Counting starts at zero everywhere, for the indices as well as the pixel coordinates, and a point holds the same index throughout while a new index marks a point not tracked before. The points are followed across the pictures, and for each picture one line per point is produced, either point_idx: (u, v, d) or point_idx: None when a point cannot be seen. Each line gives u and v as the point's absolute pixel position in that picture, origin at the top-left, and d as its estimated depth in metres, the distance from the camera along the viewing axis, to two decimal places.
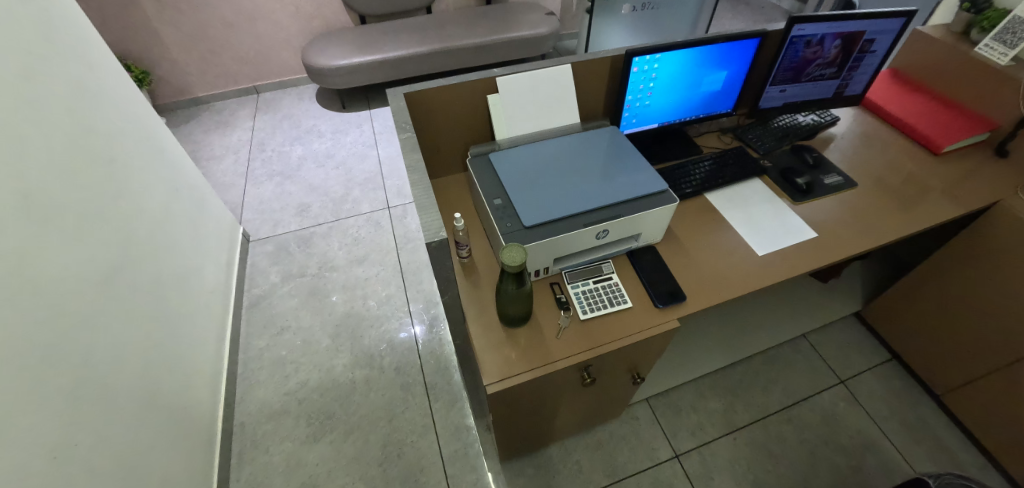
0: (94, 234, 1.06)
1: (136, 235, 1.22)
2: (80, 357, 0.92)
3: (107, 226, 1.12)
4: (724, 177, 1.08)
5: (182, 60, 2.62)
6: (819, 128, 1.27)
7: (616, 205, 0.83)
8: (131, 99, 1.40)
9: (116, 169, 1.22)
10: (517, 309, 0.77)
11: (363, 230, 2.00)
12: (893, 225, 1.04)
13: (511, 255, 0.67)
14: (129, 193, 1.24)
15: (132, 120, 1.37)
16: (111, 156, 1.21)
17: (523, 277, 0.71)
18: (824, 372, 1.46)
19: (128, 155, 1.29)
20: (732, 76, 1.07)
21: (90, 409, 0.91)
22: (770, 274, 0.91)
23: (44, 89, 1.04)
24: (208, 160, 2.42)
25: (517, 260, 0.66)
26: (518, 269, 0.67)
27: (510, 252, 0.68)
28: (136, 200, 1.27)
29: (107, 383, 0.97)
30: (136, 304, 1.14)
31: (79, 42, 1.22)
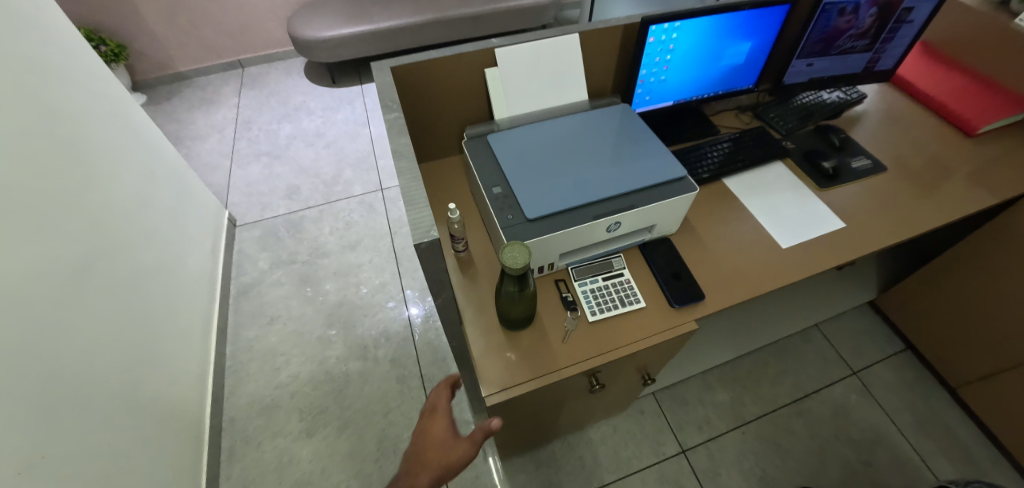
0: (58, 226, 0.97)
1: (108, 224, 1.13)
2: (48, 362, 0.84)
3: (74, 214, 1.03)
4: (744, 160, 0.99)
5: (160, 32, 2.45)
6: (844, 106, 1.17)
7: (628, 194, 0.75)
8: (97, 74, 1.28)
9: (82, 152, 1.11)
10: (519, 312, 0.70)
11: (355, 213, 1.91)
12: (925, 213, 0.96)
13: (513, 255, 0.59)
14: (98, 179, 1.14)
15: (99, 97, 1.26)
16: (76, 137, 1.11)
17: (526, 279, 0.63)
18: (835, 362, 1.40)
19: (95, 136, 1.18)
20: (757, 47, 0.97)
21: (62, 416, 0.84)
22: (795, 269, 0.83)
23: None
24: (192, 140, 2.29)
25: (521, 262, 0.59)
26: (522, 272, 0.59)
27: (511, 252, 0.60)
28: (106, 187, 1.16)
29: (79, 388, 0.89)
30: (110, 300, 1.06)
31: (33, 9, 1.10)
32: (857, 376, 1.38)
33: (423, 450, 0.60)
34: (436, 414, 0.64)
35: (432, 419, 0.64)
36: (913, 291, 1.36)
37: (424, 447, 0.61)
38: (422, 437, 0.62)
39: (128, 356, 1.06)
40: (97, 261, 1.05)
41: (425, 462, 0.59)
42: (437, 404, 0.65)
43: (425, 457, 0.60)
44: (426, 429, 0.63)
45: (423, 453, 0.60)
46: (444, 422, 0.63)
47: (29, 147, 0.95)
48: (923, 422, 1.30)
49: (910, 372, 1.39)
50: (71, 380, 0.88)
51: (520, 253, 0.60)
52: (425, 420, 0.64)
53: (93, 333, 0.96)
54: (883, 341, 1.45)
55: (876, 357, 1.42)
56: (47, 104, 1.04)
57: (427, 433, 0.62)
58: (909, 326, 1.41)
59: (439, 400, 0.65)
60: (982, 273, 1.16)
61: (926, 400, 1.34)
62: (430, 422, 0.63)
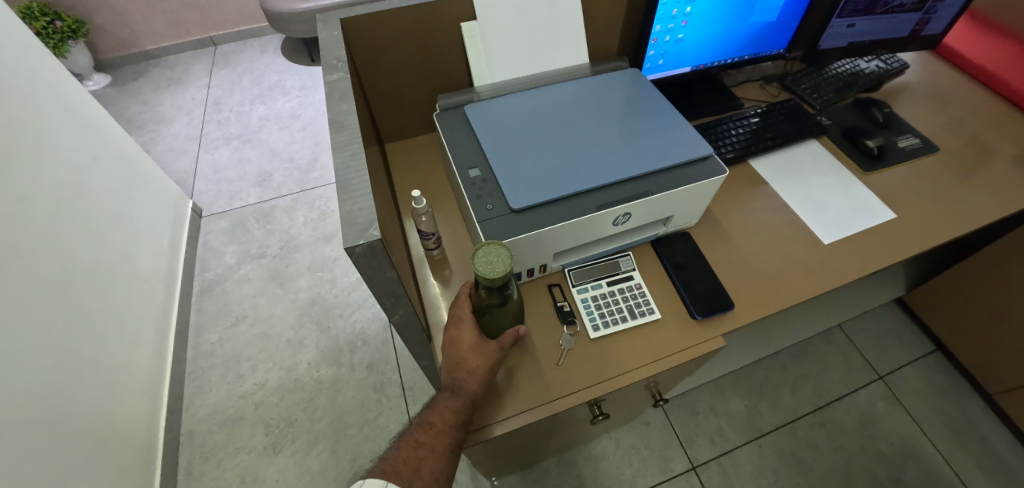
0: None
1: (31, 213, 0.96)
2: None
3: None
4: (773, 136, 0.84)
5: (119, 4, 2.24)
6: (885, 77, 1.01)
7: (641, 178, 0.59)
8: (18, 41, 1.10)
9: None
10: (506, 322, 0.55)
11: (332, 202, 1.75)
12: (986, 201, 0.81)
13: (489, 263, 0.44)
14: (21, 164, 0.97)
15: (22, 66, 1.08)
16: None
17: (507, 290, 0.49)
18: (858, 366, 1.26)
19: (17, 113, 1.01)
20: (793, 1, 0.80)
21: None
22: (840, 271, 0.68)
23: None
24: (157, 123, 2.11)
25: (500, 270, 0.44)
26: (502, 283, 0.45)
27: (487, 256, 0.45)
28: (31, 172, 1.00)
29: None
30: (34, 304, 0.90)
31: None
32: (883, 382, 1.24)
33: (458, 358, 0.51)
34: (463, 321, 0.53)
35: (458, 326, 0.53)
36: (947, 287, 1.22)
37: (458, 353, 0.51)
38: (451, 347, 0.52)
39: (56, 367, 0.90)
40: (13, 258, 0.88)
41: (464, 370, 0.50)
42: (462, 310, 0.53)
43: (463, 365, 0.50)
44: (453, 341, 0.52)
45: (458, 361, 0.51)
46: (473, 331, 0.52)
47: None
48: (957, 432, 1.16)
49: (941, 376, 1.25)
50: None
51: (500, 257, 0.45)
52: (450, 330, 0.53)
53: (7, 342, 0.81)
54: (910, 341, 1.32)
55: (903, 359, 1.28)
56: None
57: (458, 344, 0.51)
58: (939, 325, 1.27)
59: (462, 307, 0.54)
60: None
61: (959, 407, 1.20)
62: (457, 329, 0.52)
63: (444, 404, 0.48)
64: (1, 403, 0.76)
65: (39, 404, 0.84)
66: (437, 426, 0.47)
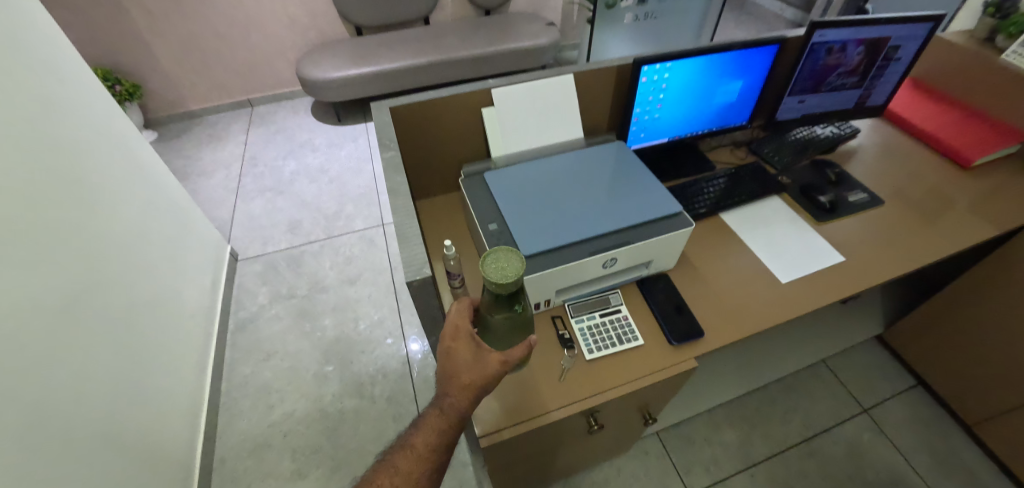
0: (52, 258, 0.97)
1: (103, 254, 1.13)
2: (35, 394, 0.82)
3: (68, 246, 1.02)
4: (740, 194, 1.00)
5: (174, 73, 2.55)
6: (838, 141, 1.19)
7: (625, 230, 0.74)
8: (104, 112, 1.32)
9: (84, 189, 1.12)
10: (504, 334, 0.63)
11: (356, 248, 1.92)
12: (927, 246, 0.95)
13: (502, 270, 0.53)
14: (97, 214, 1.15)
15: (104, 133, 1.28)
16: (77, 169, 1.12)
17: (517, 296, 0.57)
18: (843, 399, 1.35)
19: (99, 172, 1.20)
20: (748, 86, 0.99)
21: (47, 450, 0.81)
22: (796, 305, 0.82)
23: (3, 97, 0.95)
24: (199, 175, 2.34)
25: (511, 273, 0.52)
26: (517, 287, 0.53)
27: (497, 264, 0.54)
28: (105, 222, 1.17)
29: (63, 422, 0.87)
30: (100, 334, 1.04)
31: (46, 49, 1.14)
32: (868, 414, 1.32)
33: (451, 374, 0.54)
34: (460, 336, 0.56)
35: (454, 343, 0.56)
36: (921, 323, 1.33)
37: (451, 369, 0.54)
38: (446, 361, 0.55)
39: (114, 391, 1.02)
40: (85, 295, 1.03)
41: (454, 390, 0.53)
42: (461, 326, 0.57)
43: (454, 383, 0.54)
44: (449, 353, 0.55)
45: (450, 379, 0.54)
46: (469, 346, 0.56)
47: (27, 180, 0.95)
48: (942, 462, 1.23)
49: (924, 409, 1.33)
50: (53, 418, 0.85)
51: (509, 263, 0.54)
52: (446, 343, 0.56)
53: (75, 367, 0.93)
54: (893, 376, 1.41)
55: (887, 393, 1.37)
56: (49, 140, 1.06)
57: (452, 358, 0.55)
58: (919, 361, 1.37)
59: (461, 321, 0.58)
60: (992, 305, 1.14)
61: (943, 439, 1.27)
62: (454, 344, 0.56)
63: (429, 427, 0.52)
64: (68, 418, 0.88)
65: (97, 424, 0.95)
66: (417, 450, 0.51)
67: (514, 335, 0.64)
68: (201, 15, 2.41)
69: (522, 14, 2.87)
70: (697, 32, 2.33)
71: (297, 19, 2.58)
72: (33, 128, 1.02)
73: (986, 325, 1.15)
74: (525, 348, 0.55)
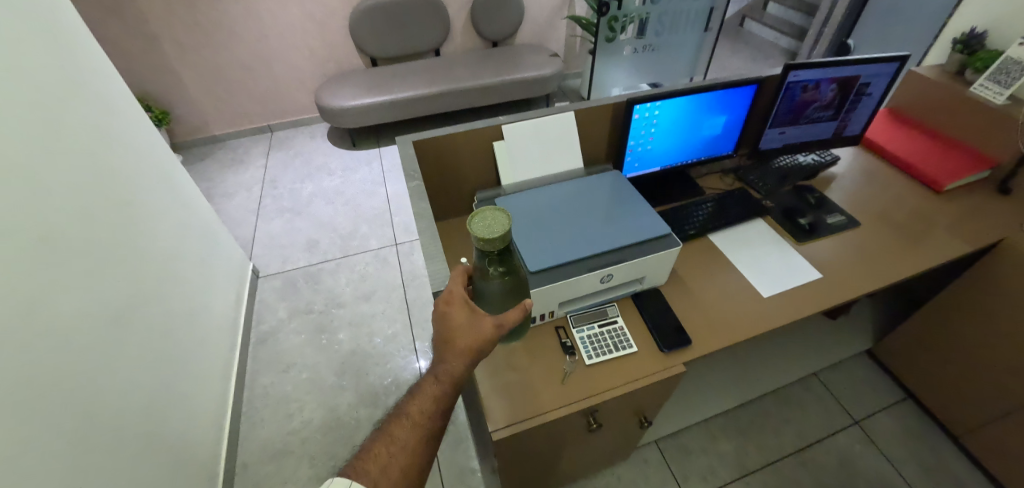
0: (103, 274, 1.06)
1: (148, 265, 1.24)
2: (82, 397, 0.91)
3: (119, 261, 1.13)
4: (726, 218, 1.10)
5: (201, 101, 2.73)
6: (819, 168, 1.29)
7: (619, 250, 0.84)
8: (151, 141, 1.44)
9: (132, 210, 1.23)
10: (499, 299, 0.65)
11: (370, 266, 2.03)
12: (900, 264, 1.04)
13: (489, 228, 0.56)
14: (143, 233, 1.25)
15: (151, 160, 1.40)
16: (126, 192, 1.23)
17: (507, 256, 0.61)
18: (835, 411, 1.41)
19: (146, 195, 1.31)
20: (731, 120, 1.11)
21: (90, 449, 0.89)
22: (776, 317, 0.91)
23: (70, 128, 1.08)
24: (222, 197, 2.47)
25: (498, 229, 0.56)
26: (502, 242, 0.56)
27: (485, 223, 0.57)
28: (149, 240, 1.27)
29: (107, 422, 0.95)
30: (141, 344, 1.12)
31: (106, 86, 1.27)
32: (859, 426, 1.38)
33: (448, 339, 0.60)
34: (455, 301, 0.62)
35: (449, 306, 0.61)
36: (908, 338, 1.40)
37: (447, 334, 0.60)
38: (442, 323, 0.61)
39: (151, 397, 1.10)
40: (132, 306, 1.13)
41: (450, 356, 0.59)
42: (455, 292, 0.62)
43: (450, 349, 0.59)
44: (445, 318, 0.61)
45: (446, 344, 0.60)
46: (464, 309, 0.61)
47: (84, 204, 1.06)
48: (931, 472, 1.28)
49: (913, 421, 1.39)
50: (99, 419, 0.93)
51: (496, 221, 0.58)
52: (441, 309, 0.61)
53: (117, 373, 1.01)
54: (884, 390, 1.47)
55: (878, 405, 1.43)
56: (104, 166, 1.17)
57: (449, 322, 0.60)
58: (908, 375, 1.43)
59: (455, 286, 0.63)
60: (971, 319, 1.21)
61: (932, 450, 1.33)
62: (449, 308, 0.61)
63: (426, 393, 0.57)
64: (111, 420, 0.96)
65: (137, 425, 1.03)
66: (413, 418, 0.55)
67: (510, 301, 0.67)
68: (228, 48, 2.59)
69: (527, 46, 3.05)
70: (692, 64, 2.47)
71: (317, 51, 2.76)
72: (94, 154, 1.14)
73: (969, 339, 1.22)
74: (520, 311, 0.62)
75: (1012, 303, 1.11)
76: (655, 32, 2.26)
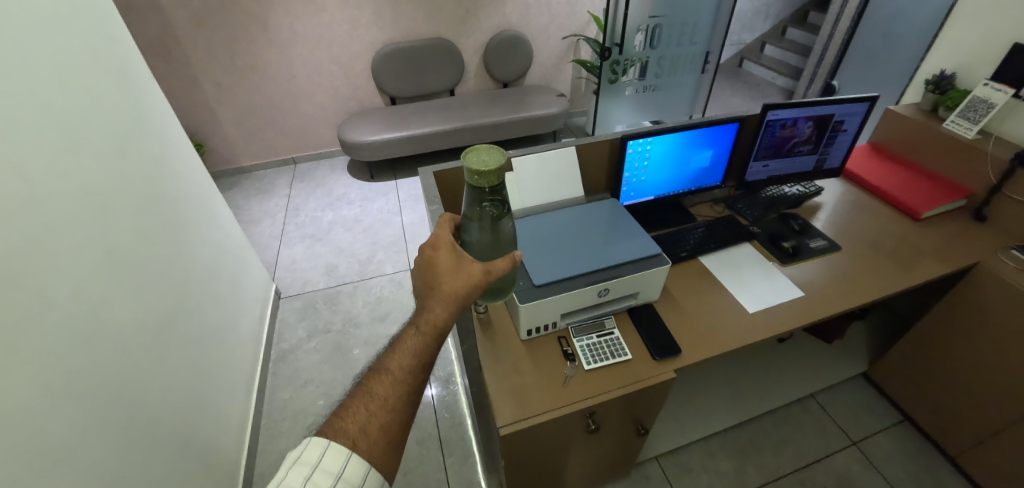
0: (155, 288, 1.13)
1: (187, 284, 1.29)
2: (134, 397, 0.98)
3: (167, 276, 1.20)
4: (715, 241, 1.21)
5: (232, 135, 2.94)
6: (804, 198, 1.39)
7: (614, 267, 0.95)
8: (198, 168, 1.55)
9: (180, 231, 1.32)
10: (486, 247, 0.65)
11: (386, 289, 2.14)
12: (879, 283, 1.12)
13: (484, 163, 0.55)
14: (188, 253, 1.34)
15: (197, 185, 1.50)
16: (178, 215, 1.33)
17: (500, 198, 0.60)
18: (834, 433, 1.45)
19: (191, 218, 1.41)
20: (717, 154, 1.23)
21: (138, 446, 0.96)
22: (761, 330, 0.99)
23: (132, 155, 1.16)
24: (247, 223, 2.63)
25: (493, 165, 0.54)
26: (496, 180, 0.55)
27: (480, 159, 0.56)
28: (192, 259, 1.35)
29: (152, 422, 1.02)
30: (184, 354, 1.20)
31: (165, 118, 1.39)
32: (857, 447, 1.42)
33: (432, 286, 0.62)
34: (441, 247, 0.64)
35: (435, 251, 0.64)
36: (903, 360, 1.46)
37: (431, 282, 0.63)
38: (428, 268, 0.63)
39: (190, 403, 1.17)
40: (179, 317, 1.21)
41: (432, 307, 0.61)
42: (440, 241, 0.64)
43: (433, 298, 0.62)
44: (431, 263, 0.63)
45: (430, 292, 0.62)
46: (450, 254, 0.63)
47: (144, 223, 1.14)
48: None
49: (910, 443, 1.43)
50: (146, 418, 1.00)
51: (490, 157, 0.56)
52: (428, 253, 0.64)
53: (162, 380, 1.08)
54: (880, 412, 1.51)
55: (874, 428, 1.47)
56: (162, 189, 1.27)
57: (435, 267, 0.63)
58: (904, 397, 1.48)
59: (443, 233, 0.65)
60: (961, 340, 1.27)
61: (930, 471, 1.36)
62: (435, 254, 0.64)
63: (404, 351, 0.60)
64: (155, 425, 1.02)
65: (176, 427, 1.10)
66: (393, 373, 0.59)
67: (498, 251, 0.67)
68: (261, 88, 2.82)
69: (536, 87, 3.28)
70: (689, 103, 2.65)
71: (341, 91, 2.99)
72: (150, 180, 1.22)
73: (967, 361, 1.26)
74: (508, 262, 0.63)
75: (992, 324, 1.18)
76: (654, 74, 2.43)
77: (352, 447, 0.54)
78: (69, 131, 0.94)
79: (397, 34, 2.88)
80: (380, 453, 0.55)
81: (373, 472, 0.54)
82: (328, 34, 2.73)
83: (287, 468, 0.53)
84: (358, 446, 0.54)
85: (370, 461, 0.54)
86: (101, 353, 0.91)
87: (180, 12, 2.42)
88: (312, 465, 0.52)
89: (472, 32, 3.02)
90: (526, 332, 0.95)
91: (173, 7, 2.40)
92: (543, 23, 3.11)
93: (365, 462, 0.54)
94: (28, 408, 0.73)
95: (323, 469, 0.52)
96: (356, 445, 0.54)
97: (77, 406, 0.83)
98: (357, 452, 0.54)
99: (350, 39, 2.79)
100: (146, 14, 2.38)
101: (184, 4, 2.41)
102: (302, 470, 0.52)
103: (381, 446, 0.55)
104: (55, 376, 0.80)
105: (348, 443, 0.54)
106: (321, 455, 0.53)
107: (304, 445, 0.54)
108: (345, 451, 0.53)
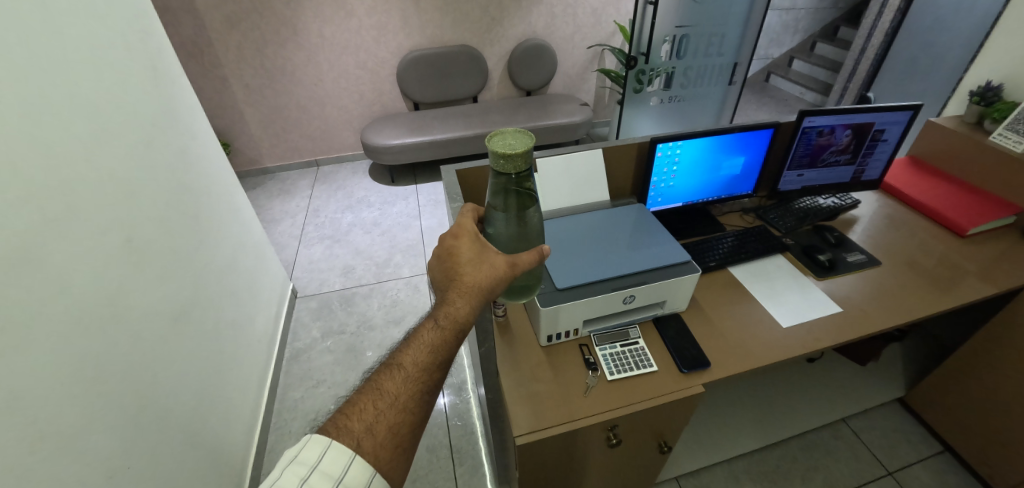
0: (171, 278, 1.13)
1: (205, 279, 1.29)
2: (146, 385, 0.97)
3: (184, 267, 1.19)
4: (746, 251, 1.16)
5: (258, 136, 3.00)
6: (840, 210, 1.32)
7: (641, 273, 0.91)
8: (221, 163, 1.56)
9: (200, 224, 1.32)
10: (511, 238, 0.63)
11: (402, 292, 2.13)
12: (921, 301, 1.05)
13: (510, 144, 0.53)
14: (206, 245, 1.33)
15: (219, 180, 1.51)
16: (199, 207, 1.33)
17: (526, 187, 0.57)
18: (867, 460, 1.37)
19: (212, 211, 1.41)
20: (750, 161, 1.18)
21: (145, 436, 0.94)
22: (794, 345, 0.93)
23: (158, 146, 1.17)
24: (268, 222, 2.66)
25: (520, 147, 0.51)
26: (523, 162, 0.52)
27: (505, 140, 0.54)
28: (210, 251, 1.35)
29: (162, 413, 1.00)
30: (197, 347, 1.18)
31: (192, 113, 1.40)
32: (893, 477, 1.33)
33: (453, 278, 0.60)
34: (463, 237, 0.63)
35: (457, 240, 0.62)
36: (945, 387, 1.35)
37: (453, 273, 0.61)
38: (449, 256, 0.62)
39: (201, 395, 1.16)
40: (194, 309, 1.20)
41: (453, 300, 0.59)
42: (463, 230, 0.63)
43: (454, 291, 0.60)
44: (453, 252, 0.62)
45: (452, 284, 0.60)
46: (473, 243, 0.62)
47: (164, 213, 1.14)
48: None
49: (952, 476, 1.33)
50: (155, 409, 0.98)
51: (516, 140, 0.54)
52: (448, 241, 0.63)
53: (173, 370, 1.07)
54: (918, 441, 1.42)
55: (912, 458, 1.38)
56: (185, 182, 1.27)
57: (456, 257, 0.61)
58: (946, 427, 1.38)
59: (466, 223, 0.64)
60: (1011, 367, 1.17)
61: None
62: (456, 244, 0.62)
63: (420, 346, 0.57)
64: (162, 418, 1.00)
65: (186, 420, 1.08)
66: (406, 370, 0.56)
67: (523, 244, 0.64)
68: (288, 90, 2.88)
69: (559, 96, 3.27)
70: (715, 114, 2.59)
71: (365, 95, 3.03)
72: (174, 171, 1.22)
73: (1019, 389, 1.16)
74: (537, 255, 0.61)
75: None
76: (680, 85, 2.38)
77: (356, 448, 0.51)
78: (95, 119, 0.95)
79: (421, 40, 2.91)
80: (387, 457, 0.52)
81: (377, 477, 0.51)
82: (355, 39, 2.78)
83: (282, 468, 0.50)
84: (362, 447, 0.51)
85: (375, 465, 0.51)
86: (112, 342, 0.90)
87: (213, 14, 2.50)
88: (309, 466, 0.49)
89: (497, 40, 3.03)
90: (547, 337, 0.91)
91: (207, 11, 2.48)
92: (568, 32, 3.11)
93: (370, 466, 0.51)
94: (39, 390, 0.73)
95: (322, 471, 0.48)
96: (360, 445, 0.51)
97: (85, 396, 0.81)
98: (361, 454, 0.51)
99: (375, 45, 2.83)
100: (182, 16, 2.46)
101: (219, 8, 2.49)
102: (299, 470, 0.49)
103: (388, 449, 0.52)
104: (66, 362, 0.79)
105: (351, 444, 0.51)
106: (320, 455, 0.50)
107: (303, 443, 0.50)
108: (348, 452, 0.50)
